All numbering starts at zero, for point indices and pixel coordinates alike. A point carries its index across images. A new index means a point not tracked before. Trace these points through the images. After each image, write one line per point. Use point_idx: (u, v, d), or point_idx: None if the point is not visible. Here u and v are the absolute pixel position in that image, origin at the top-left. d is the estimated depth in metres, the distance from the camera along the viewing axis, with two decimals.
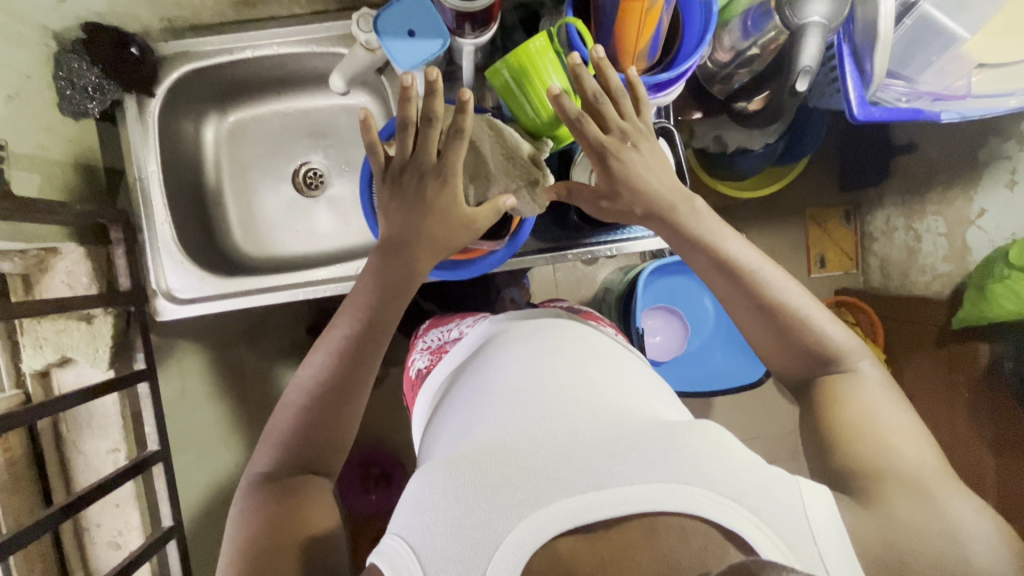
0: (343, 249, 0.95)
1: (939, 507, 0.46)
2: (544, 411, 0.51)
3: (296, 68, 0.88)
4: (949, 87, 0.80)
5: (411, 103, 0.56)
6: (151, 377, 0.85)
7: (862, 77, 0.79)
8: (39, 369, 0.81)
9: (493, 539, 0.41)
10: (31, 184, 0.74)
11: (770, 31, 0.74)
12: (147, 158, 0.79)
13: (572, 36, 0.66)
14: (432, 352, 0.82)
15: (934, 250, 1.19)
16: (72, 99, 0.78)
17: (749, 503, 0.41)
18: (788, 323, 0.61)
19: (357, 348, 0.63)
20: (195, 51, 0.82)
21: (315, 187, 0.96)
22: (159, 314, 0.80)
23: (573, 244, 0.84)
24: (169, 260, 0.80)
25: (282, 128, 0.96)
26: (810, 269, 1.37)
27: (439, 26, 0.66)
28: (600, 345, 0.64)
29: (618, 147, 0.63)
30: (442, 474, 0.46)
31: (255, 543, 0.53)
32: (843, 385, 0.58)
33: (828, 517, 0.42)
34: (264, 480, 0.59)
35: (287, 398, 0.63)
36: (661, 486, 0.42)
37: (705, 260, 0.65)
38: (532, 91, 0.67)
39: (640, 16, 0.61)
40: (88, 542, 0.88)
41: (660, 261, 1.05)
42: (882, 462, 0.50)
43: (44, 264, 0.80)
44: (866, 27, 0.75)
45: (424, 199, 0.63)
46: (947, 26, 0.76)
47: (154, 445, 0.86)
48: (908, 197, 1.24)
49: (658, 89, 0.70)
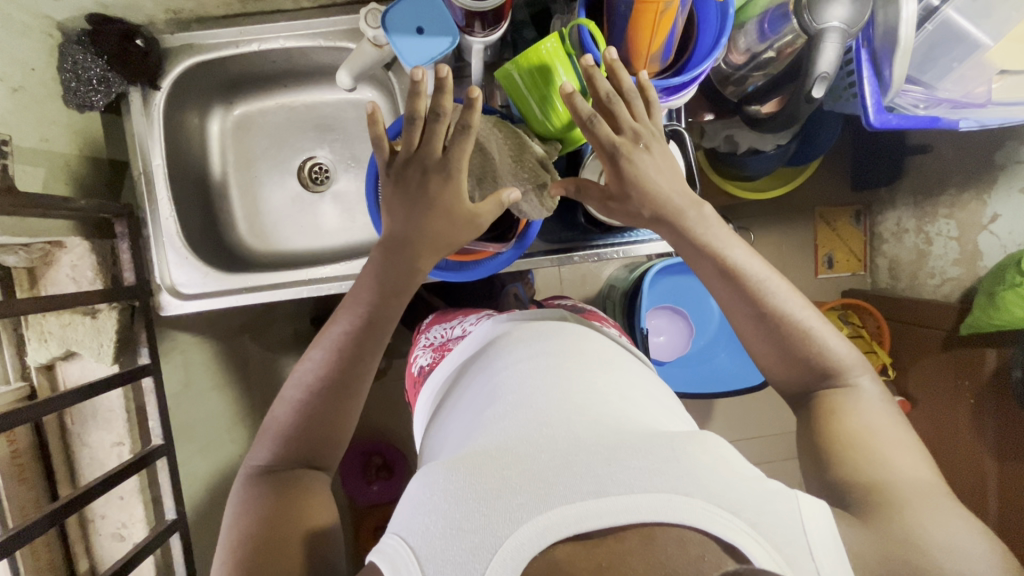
0: (347, 245, 0.95)
1: (936, 522, 0.46)
2: (547, 416, 0.50)
3: (301, 61, 0.87)
4: (970, 94, 0.79)
5: (420, 96, 0.55)
6: (155, 372, 0.85)
7: (879, 83, 0.78)
8: (44, 362, 0.81)
9: (492, 542, 0.40)
10: (35, 178, 0.73)
11: (787, 35, 0.72)
12: (153, 151, 0.80)
13: (584, 36, 0.64)
14: (435, 349, 0.82)
15: (945, 253, 1.17)
16: (77, 91, 0.77)
17: (749, 517, 0.40)
18: (792, 335, 0.61)
19: (357, 343, 0.62)
20: (201, 43, 0.81)
21: (322, 182, 0.95)
22: (162, 308, 0.81)
23: (579, 245, 0.83)
24: (174, 254, 0.82)
25: (289, 121, 0.95)
26: (817, 270, 1.36)
27: (449, 23, 0.65)
28: (604, 350, 0.64)
29: (630, 148, 0.62)
30: (443, 475, 0.46)
31: (254, 537, 0.53)
32: (841, 400, 0.58)
33: (827, 535, 0.42)
34: (263, 472, 0.59)
35: (287, 392, 0.62)
36: (659, 495, 0.41)
37: (714, 268, 0.63)
38: (543, 93, 0.66)
39: (654, 17, 0.60)
40: (93, 532, 0.90)
41: (666, 262, 1.04)
42: (879, 477, 0.50)
43: (49, 257, 0.79)
44: (886, 32, 0.73)
45: (428, 195, 0.62)
46: (970, 32, 0.74)
47: (156, 438, 0.87)
48: (921, 199, 1.21)
49: (670, 92, 0.69)
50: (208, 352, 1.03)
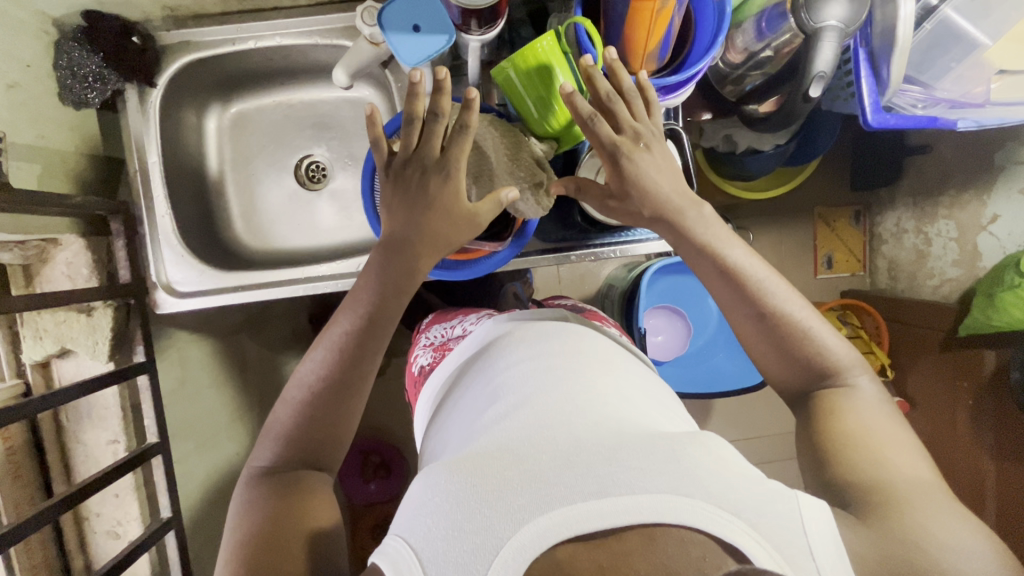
0: (344, 243, 0.95)
1: (937, 522, 0.46)
2: (548, 416, 0.50)
3: (298, 59, 0.87)
4: (968, 95, 0.79)
5: (419, 98, 0.56)
6: (152, 370, 0.85)
7: (878, 83, 0.78)
8: (39, 360, 0.81)
9: (494, 543, 0.40)
10: (30, 175, 0.73)
11: (784, 34, 0.72)
12: (149, 148, 0.80)
13: (580, 35, 0.65)
14: (435, 348, 0.82)
15: (944, 254, 1.17)
16: (73, 89, 0.77)
17: (749, 517, 0.40)
18: (790, 335, 0.60)
19: (358, 344, 0.62)
20: (197, 41, 0.81)
21: (318, 180, 0.95)
22: (157, 307, 0.81)
23: (577, 245, 0.83)
24: (170, 252, 0.82)
25: (286, 119, 0.95)
26: (816, 270, 1.36)
27: (445, 21, 0.65)
28: (605, 351, 0.63)
29: (631, 148, 0.62)
30: (444, 477, 0.45)
31: (257, 537, 0.53)
32: (840, 400, 0.58)
33: (827, 534, 0.41)
34: (265, 473, 0.59)
35: (288, 392, 0.62)
36: (661, 496, 0.41)
37: (713, 267, 0.63)
38: (540, 93, 0.66)
39: (651, 15, 0.59)
40: (88, 530, 0.90)
41: (665, 261, 1.04)
42: (879, 477, 0.50)
43: (44, 254, 0.79)
44: (884, 31, 0.73)
45: (428, 195, 0.62)
46: (969, 32, 0.74)
47: (153, 436, 0.87)
48: (920, 199, 1.21)
49: (668, 91, 0.69)
50: (206, 351, 1.03)
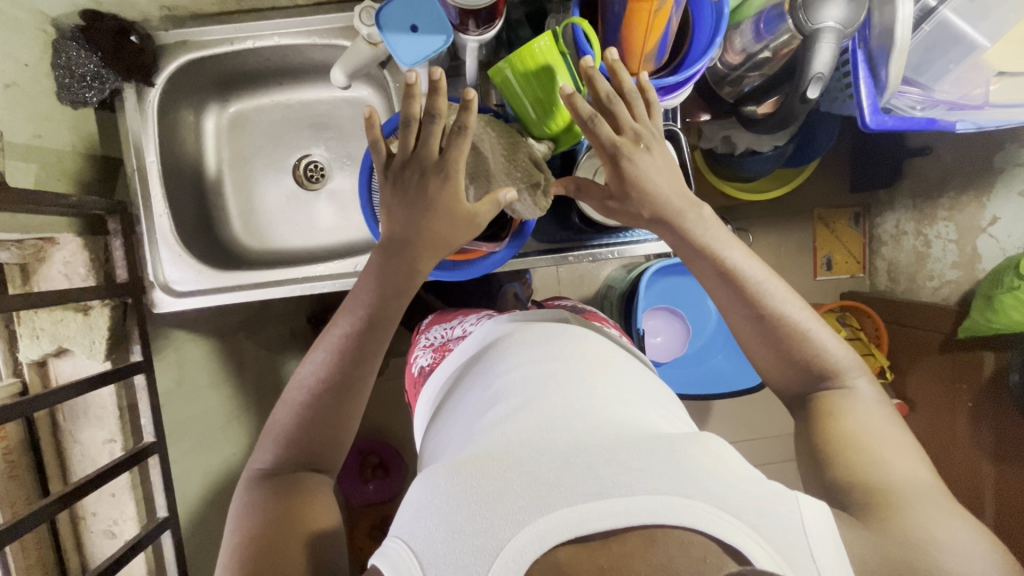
0: (342, 243, 0.95)
1: (937, 523, 0.45)
2: (548, 418, 0.50)
3: (296, 59, 0.87)
4: (967, 96, 0.79)
5: (416, 99, 0.56)
6: (148, 369, 0.85)
7: (877, 85, 0.78)
8: (36, 358, 0.81)
9: (494, 545, 0.40)
10: (27, 174, 0.72)
11: (782, 35, 0.73)
12: (147, 148, 0.80)
13: (578, 36, 0.65)
14: (435, 349, 0.82)
15: (943, 256, 1.16)
16: (71, 88, 0.78)
17: (749, 519, 0.40)
18: (790, 337, 0.60)
19: (358, 345, 0.62)
20: (195, 41, 0.81)
21: (316, 180, 0.95)
22: (154, 306, 0.81)
23: (574, 245, 0.83)
24: (168, 252, 0.82)
25: (284, 119, 0.95)
26: (816, 272, 1.36)
27: (443, 20, 0.65)
28: (605, 352, 0.63)
29: (631, 149, 0.62)
30: (445, 478, 0.45)
31: (257, 539, 0.53)
32: (839, 402, 0.58)
33: (827, 538, 0.41)
34: (265, 475, 0.59)
35: (289, 394, 0.62)
36: (662, 498, 0.40)
37: (712, 269, 0.63)
38: (538, 93, 0.66)
39: (648, 16, 0.59)
40: (85, 530, 0.90)
41: (664, 262, 1.03)
42: (879, 478, 0.50)
43: (42, 254, 0.79)
44: (883, 32, 0.73)
45: (427, 195, 0.62)
46: (968, 34, 0.74)
47: (149, 436, 0.87)
48: (919, 201, 1.21)
49: (666, 92, 0.69)
50: (204, 350, 1.03)
